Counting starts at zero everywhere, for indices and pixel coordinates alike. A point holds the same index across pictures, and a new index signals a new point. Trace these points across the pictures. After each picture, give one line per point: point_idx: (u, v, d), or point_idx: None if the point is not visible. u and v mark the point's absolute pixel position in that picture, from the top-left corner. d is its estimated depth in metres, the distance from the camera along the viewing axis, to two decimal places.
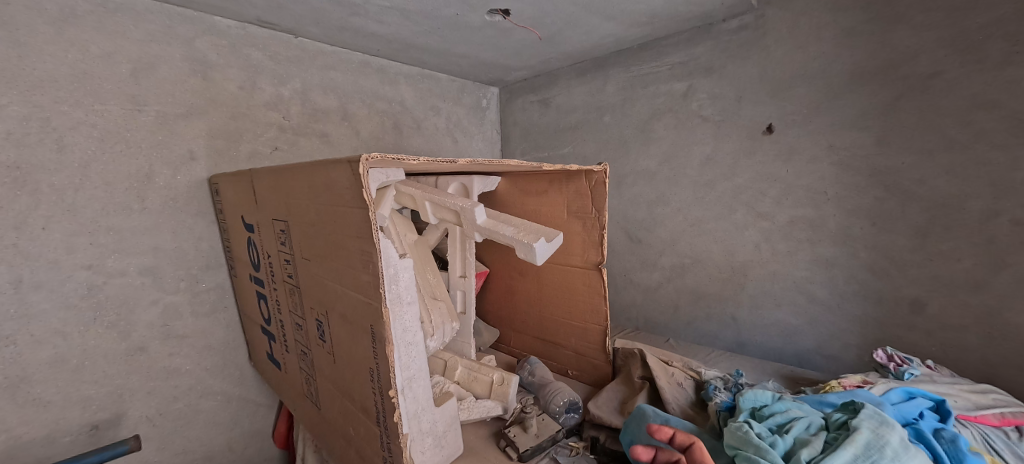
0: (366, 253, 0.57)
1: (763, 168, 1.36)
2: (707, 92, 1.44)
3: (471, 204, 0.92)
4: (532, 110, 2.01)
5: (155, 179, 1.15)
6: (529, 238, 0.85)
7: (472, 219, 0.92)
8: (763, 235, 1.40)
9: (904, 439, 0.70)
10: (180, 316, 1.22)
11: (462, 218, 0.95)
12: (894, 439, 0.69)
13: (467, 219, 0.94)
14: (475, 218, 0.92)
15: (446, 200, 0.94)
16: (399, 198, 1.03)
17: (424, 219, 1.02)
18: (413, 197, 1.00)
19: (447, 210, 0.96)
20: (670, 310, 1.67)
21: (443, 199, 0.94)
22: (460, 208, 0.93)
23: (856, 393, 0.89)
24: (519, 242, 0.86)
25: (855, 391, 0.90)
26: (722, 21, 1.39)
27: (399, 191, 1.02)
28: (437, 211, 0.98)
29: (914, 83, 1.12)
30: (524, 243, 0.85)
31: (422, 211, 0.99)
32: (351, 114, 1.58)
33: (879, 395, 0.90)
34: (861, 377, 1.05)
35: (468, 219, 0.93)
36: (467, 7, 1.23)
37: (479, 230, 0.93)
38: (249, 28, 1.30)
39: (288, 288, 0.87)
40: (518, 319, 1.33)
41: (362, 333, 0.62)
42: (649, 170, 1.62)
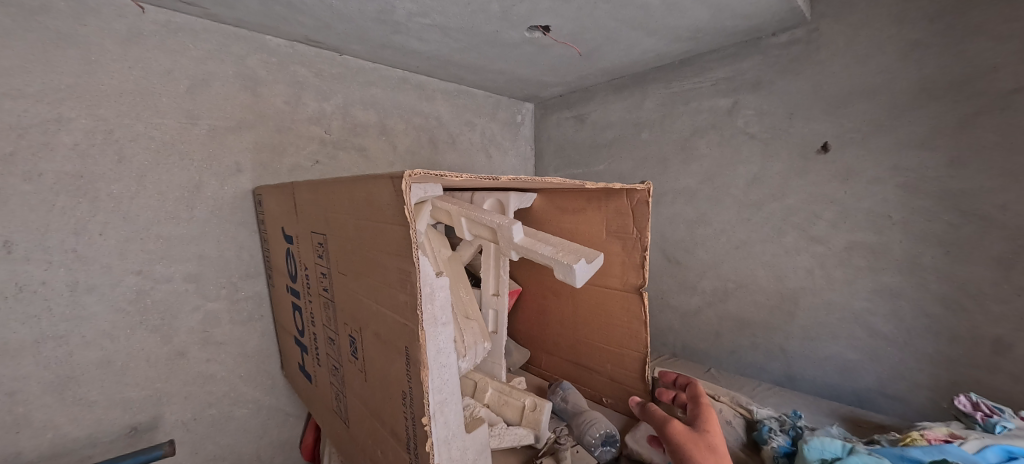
0: (405, 272, 0.55)
1: (817, 188, 1.27)
2: (754, 109, 1.37)
3: (509, 221, 0.90)
4: (567, 126, 1.99)
5: (204, 190, 1.19)
6: (568, 258, 0.81)
7: (509, 236, 0.89)
8: (817, 261, 1.30)
9: None
10: (219, 323, 1.25)
11: (498, 235, 0.93)
12: None
13: (503, 237, 0.91)
14: (512, 235, 0.89)
15: (483, 217, 0.92)
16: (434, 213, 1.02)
17: (459, 234, 1.00)
18: (449, 212, 0.98)
19: (484, 227, 0.94)
20: (710, 336, 1.58)
21: (480, 215, 0.92)
22: (497, 225, 0.91)
23: (943, 450, 0.85)
24: (558, 262, 0.82)
25: (943, 447, 0.85)
26: (771, 35, 1.33)
27: (435, 205, 1.01)
28: (473, 227, 0.96)
29: (994, 100, 1.02)
30: (563, 263, 0.81)
31: (458, 227, 0.97)
32: (389, 129, 1.60)
33: (973, 453, 0.84)
34: (947, 430, 0.96)
35: (504, 236, 0.91)
36: (507, 23, 1.23)
37: (515, 248, 0.90)
38: (297, 47, 1.35)
39: (323, 301, 0.87)
40: (551, 341, 1.28)
41: (396, 354, 0.60)
42: (689, 189, 1.56)
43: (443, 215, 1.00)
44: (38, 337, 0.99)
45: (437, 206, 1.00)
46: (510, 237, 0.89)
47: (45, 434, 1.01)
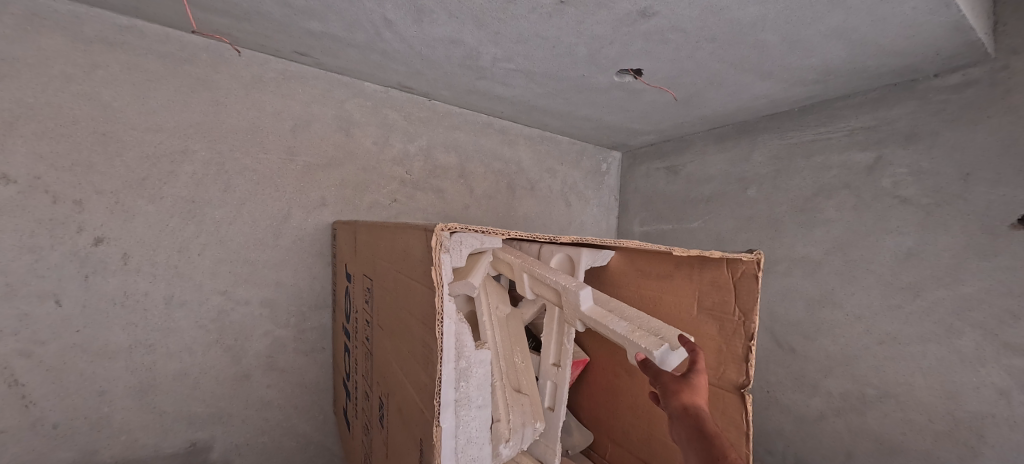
0: (427, 345, 0.45)
1: (1014, 277, 0.92)
2: (907, 166, 1.08)
3: (577, 284, 0.78)
4: (657, 177, 1.82)
5: (290, 220, 1.26)
6: (647, 341, 0.67)
7: (575, 302, 0.78)
8: (1017, 379, 0.92)
9: None
10: (284, 350, 1.27)
11: (562, 299, 0.81)
12: None
13: (567, 302, 0.80)
14: (577, 301, 0.77)
15: (548, 276, 0.82)
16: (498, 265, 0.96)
17: (520, 291, 0.90)
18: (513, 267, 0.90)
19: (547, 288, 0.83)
20: (838, 455, 1.20)
21: (544, 273, 0.83)
22: (562, 286, 0.80)
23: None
24: (631, 342, 0.69)
25: None
26: (933, 76, 1.05)
27: (500, 257, 0.94)
28: (536, 286, 0.87)
29: None
30: (638, 345, 0.67)
31: (520, 284, 0.88)
32: (468, 173, 1.60)
33: None
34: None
35: (569, 302, 0.79)
36: (595, 67, 1.15)
37: (579, 316, 0.78)
38: (392, 92, 1.42)
39: (365, 350, 0.81)
40: (620, 429, 1.06)
41: (412, 445, 0.49)
42: (811, 260, 1.26)
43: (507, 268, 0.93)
44: (133, 343, 1.08)
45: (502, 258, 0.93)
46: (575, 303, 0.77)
47: (121, 436, 1.08)
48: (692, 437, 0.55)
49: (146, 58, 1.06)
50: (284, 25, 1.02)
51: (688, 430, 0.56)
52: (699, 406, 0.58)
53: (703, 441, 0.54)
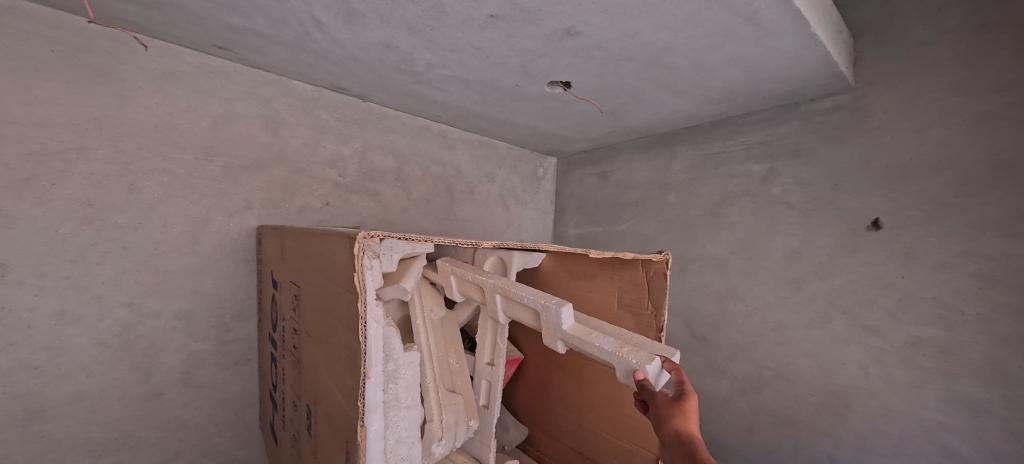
0: (351, 349, 0.46)
1: (869, 270, 1.11)
2: (792, 177, 1.26)
3: (557, 303, 0.77)
4: (590, 182, 1.93)
5: (209, 225, 1.17)
6: (636, 356, 0.68)
7: (557, 322, 0.76)
8: (872, 355, 1.10)
9: None
10: (203, 365, 1.18)
11: (543, 318, 0.79)
12: None
13: (548, 321, 0.78)
14: (559, 320, 0.75)
15: (524, 295, 0.80)
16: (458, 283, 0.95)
17: (494, 313, 0.88)
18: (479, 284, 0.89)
19: (524, 308, 0.81)
20: (742, 430, 1.36)
21: (519, 291, 0.80)
22: (542, 306, 0.78)
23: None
24: (620, 358, 0.69)
25: None
26: (811, 100, 1.23)
27: (459, 276, 0.93)
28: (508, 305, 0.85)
29: None
30: (630, 362, 0.67)
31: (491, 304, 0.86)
32: (406, 176, 1.59)
33: None
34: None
35: (551, 322, 0.77)
36: (527, 78, 1.20)
37: (563, 337, 0.76)
38: (323, 92, 1.38)
39: (292, 359, 0.79)
40: (551, 421, 1.13)
41: (338, 448, 0.50)
42: (720, 258, 1.41)
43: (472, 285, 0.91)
44: (13, 366, 0.95)
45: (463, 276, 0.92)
46: (559, 323, 0.75)
47: None
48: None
49: (31, 43, 0.94)
50: (200, 18, 0.96)
51: (676, 456, 0.52)
52: (693, 431, 0.54)
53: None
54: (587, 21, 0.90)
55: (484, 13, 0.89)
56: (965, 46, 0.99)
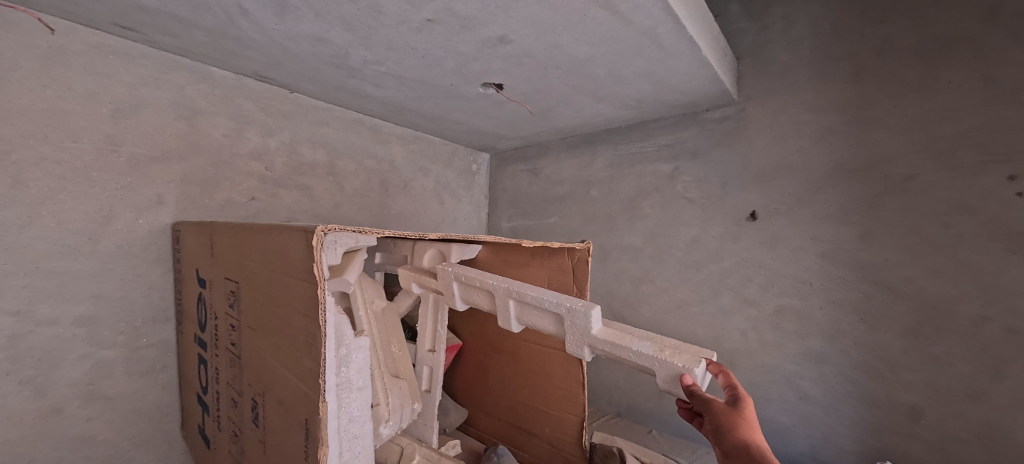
0: (310, 334, 0.50)
1: (748, 253, 1.34)
2: (692, 176, 1.46)
3: (589, 306, 0.79)
4: (521, 178, 2.03)
5: (115, 222, 1.06)
6: (681, 359, 0.72)
7: (586, 326, 0.78)
8: (751, 323, 1.35)
9: None
10: (111, 374, 1.08)
11: (566, 323, 0.81)
12: None
13: (574, 324, 0.80)
14: (588, 324, 0.78)
15: (546, 298, 0.82)
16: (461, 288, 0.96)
17: (506, 320, 0.88)
18: (490, 291, 0.89)
19: (547, 312, 0.82)
20: (655, 396, 1.49)
21: (541, 296, 0.81)
22: (568, 308, 0.80)
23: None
24: (661, 362, 0.73)
25: None
26: (706, 110, 1.45)
27: (463, 280, 0.93)
28: (524, 309, 0.86)
29: (892, 184, 1.11)
30: (674, 365, 0.72)
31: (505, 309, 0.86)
32: (338, 170, 1.56)
33: None
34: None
35: (577, 327, 0.79)
36: (462, 79, 1.26)
37: (592, 342, 0.79)
38: (245, 80, 1.31)
39: (230, 356, 0.79)
40: (489, 400, 1.21)
41: (295, 427, 0.54)
42: (635, 247, 1.60)
43: (483, 293, 0.91)
44: None
45: (469, 281, 0.93)
46: (588, 327, 0.77)
47: None
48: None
49: None
50: None
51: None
52: (754, 439, 0.63)
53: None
54: (518, 31, 0.98)
55: (421, 17, 0.93)
56: (814, 73, 1.24)
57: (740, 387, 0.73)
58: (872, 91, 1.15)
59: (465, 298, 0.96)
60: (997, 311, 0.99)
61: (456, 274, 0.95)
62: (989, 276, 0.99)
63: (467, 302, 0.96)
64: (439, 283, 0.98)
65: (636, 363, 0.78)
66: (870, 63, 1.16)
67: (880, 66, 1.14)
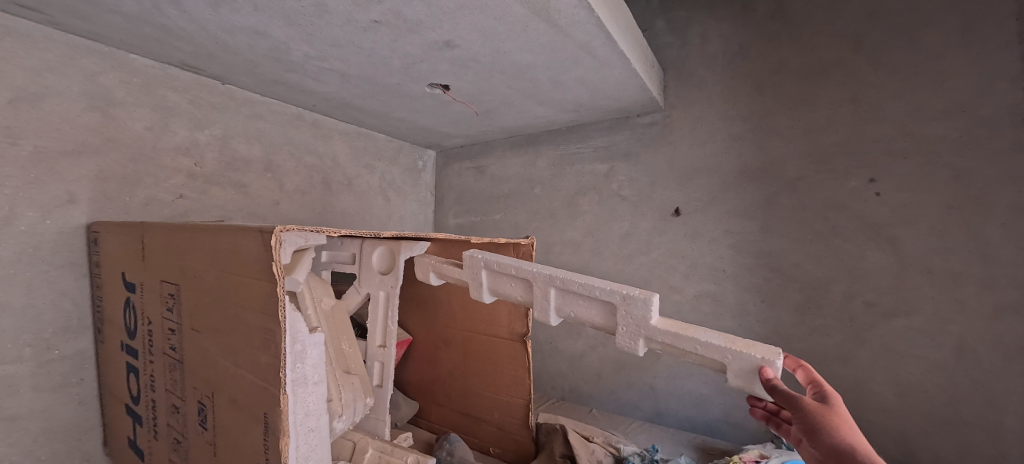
0: (268, 330, 0.52)
1: (673, 245, 1.50)
2: (625, 175, 1.60)
3: (648, 294, 0.72)
4: (467, 176, 2.07)
5: (16, 223, 0.96)
6: (760, 351, 0.64)
7: (643, 315, 0.72)
8: (676, 307, 1.51)
9: None
10: (14, 392, 0.97)
11: (619, 313, 0.74)
12: None
13: (627, 314, 0.73)
14: (646, 312, 0.71)
15: (594, 285, 0.76)
16: (491, 279, 0.91)
17: (548, 311, 0.83)
18: (530, 279, 0.85)
19: (598, 301, 0.76)
20: (594, 378, 1.62)
21: (591, 282, 0.76)
22: (622, 296, 0.74)
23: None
24: (734, 354, 0.65)
25: None
26: (636, 116, 1.59)
27: (495, 269, 0.89)
28: (566, 299, 0.81)
29: (785, 185, 1.31)
30: (751, 357, 0.64)
31: (545, 299, 0.81)
32: (276, 166, 1.50)
33: None
34: (759, 451, 1.08)
35: (632, 316, 0.73)
36: (409, 79, 1.28)
37: (650, 333, 0.71)
38: (170, 70, 1.22)
39: (169, 362, 0.76)
40: (440, 392, 1.25)
41: (253, 422, 0.55)
42: (576, 241, 1.71)
43: (520, 282, 0.87)
44: None
45: (503, 269, 0.88)
46: (647, 314, 0.71)
47: None
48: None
49: None
50: None
51: None
52: (857, 441, 0.53)
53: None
54: (464, 37, 1.03)
55: (368, 18, 0.95)
56: (726, 86, 1.42)
57: (828, 385, 0.63)
58: (771, 104, 1.34)
59: (497, 289, 0.91)
60: (861, 289, 1.21)
61: (489, 263, 0.90)
62: (855, 260, 1.22)
63: (500, 293, 0.91)
64: (467, 273, 0.94)
65: (701, 358, 0.70)
66: (769, 80, 1.35)
67: (776, 83, 1.33)
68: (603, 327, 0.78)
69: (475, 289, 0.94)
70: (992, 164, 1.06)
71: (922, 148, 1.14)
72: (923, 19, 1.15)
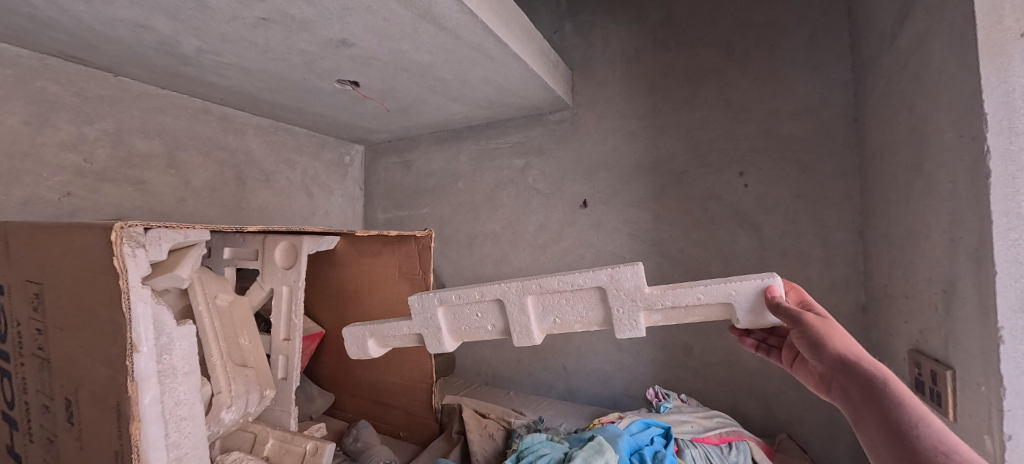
0: (116, 324, 0.55)
1: (581, 235, 1.62)
2: (539, 170, 1.69)
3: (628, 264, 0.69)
4: (394, 170, 2.09)
5: None
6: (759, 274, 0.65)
7: (635, 286, 0.69)
8: None
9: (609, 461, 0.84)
10: None
11: (611, 295, 0.70)
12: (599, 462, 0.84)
13: (619, 293, 0.69)
14: (637, 284, 0.68)
15: (574, 277, 0.71)
16: (450, 317, 0.83)
17: (534, 321, 0.76)
18: (499, 299, 0.77)
19: (584, 290, 0.72)
20: (513, 362, 1.72)
21: (570, 278, 0.71)
22: (608, 276, 0.69)
23: (605, 428, 1.01)
24: (737, 289, 0.64)
25: (606, 426, 1.03)
26: (548, 113, 1.68)
27: (456, 301, 0.80)
28: (548, 302, 0.75)
29: (673, 178, 1.45)
30: (754, 284, 0.63)
31: (526, 311, 0.75)
32: (180, 161, 1.45)
33: (623, 428, 1.03)
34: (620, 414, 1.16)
35: (625, 291, 0.69)
36: (314, 74, 1.29)
37: (649, 303, 0.69)
38: (50, 60, 1.16)
39: (38, 362, 0.75)
40: (352, 382, 1.30)
41: (108, 412, 0.58)
42: (496, 233, 1.79)
43: (487, 307, 0.79)
44: None
45: (464, 302, 0.80)
46: (639, 282, 0.68)
47: None
48: (870, 396, 0.49)
49: None
50: None
51: (857, 381, 0.51)
52: (858, 353, 0.53)
53: (890, 402, 0.47)
54: (358, 36, 1.05)
55: (254, 15, 0.95)
56: (624, 87, 1.54)
57: (819, 306, 0.66)
58: (661, 104, 1.47)
59: (463, 328, 0.82)
60: (733, 270, 1.38)
61: (446, 302, 0.82)
62: (729, 244, 1.38)
63: (467, 332, 0.82)
64: (416, 316, 0.84)
65: (707, 310, 0.68)
66: (659, 82, 1.48)
67: (665, 85, 1.47)
68: (598, 324, 0.73)
69: (434, 336, 0.84)
70: (830, 160, 1.24)
71: (778, 146, 1.31)
72: (779, 31, 1.31)
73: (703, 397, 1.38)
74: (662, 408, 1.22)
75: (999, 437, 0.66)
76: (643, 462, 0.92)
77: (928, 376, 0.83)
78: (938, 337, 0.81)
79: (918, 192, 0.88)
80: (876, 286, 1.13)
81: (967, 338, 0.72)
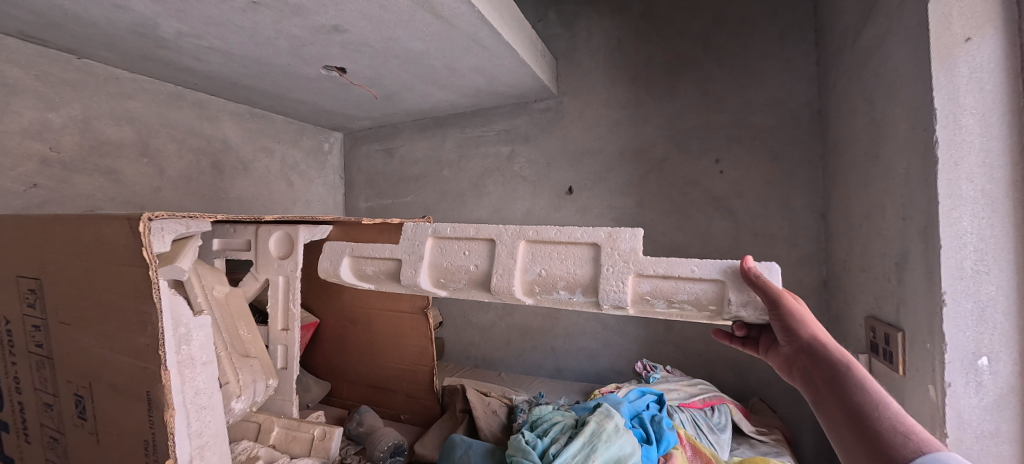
0: (146, 314, 0.57)
1: (567, 220, 1.67)
2: (526, 157, 1.73)
3: (630, 231, 0.71)
4: (376, 158, 2.07)
5: None
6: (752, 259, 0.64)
7: (631, 249, 0.71)
8: None
9: (619, 424, 0.92)
10: None
11: (604, 250, 0.72)
12: (610, 425, 0.91)
13: (613, 251, 0.71)
14: (633, 245, 0.70)
15: (575, 228, 0.74)
16: (437, 250, 0.85)
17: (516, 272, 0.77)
18: (492, 239, 0.80)
19: (574, 256, 0.75)
20: (502, 345, 1.77)
21: (567, 229, 0.75)
22: (607, 234, 0.72)
23: (606, 397, 1.10)
24: (730, 265, 0.65)
25: (607, 395, 1.11)
26: (533, 101, 1.71)
27: (444, 238, 0.84)
28: (537, 251, 0.76)
29: (654, 165, 1.53)
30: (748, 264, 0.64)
31: (514, 253, 0.77)
32: (154, 150, 1.38)
33: (622, 396, 1.12)
34: (616, 385, 1.25)
35: (620, 252, 0.71)
36: (300, 60, 1.26)
37: (640, 268, 0.70)
38: (5, 40, 1.07)
39: (35, 360, 0.73)
40: (350, 370, 1.32)
41: (135, 402, 0.59)
42: (483, 220, 1.82)
43: (479, 247, 0.82)
44: None
45: (455, 236, 0.83)
46: (635, 247, 0.70)
47: None
48: (835, 381, 0.55)
49: None
50: None
51: (823, 365, 0.57)
52: (824, 339, 0.60)
53: (855, 389, 0.53)
54: (352, 22, 1.04)
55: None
56: (608, 77, 1.59)
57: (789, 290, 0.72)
58: (643, 94, 1.54)
59: (447, 262, 0.84)
60: (710, 251, 1.48)
61: (439, 233, 0.85)
62: (706, 227, 1.48)
63: (450, 267, 0.84)
64: (405, 250, 0.87)
65: (695, 288, 0.68)
66: (641, 73, 1.54)
67: (647, 76, 1.53)
68: (582, 285, 0.74)
69: (414, 267, 0.85)
70: (797, 147, 1.35)
71: (750, 135, 1.41)
72: (751, 27, 1.40)
73: (684, 368, 1.49)
74: (651, 379, 1.32)
75: (941, 386, 0.77)
76: (643, 426, 1.01)
77: (881, 338, 0.95)
78: (891, 304, 0.93)
79: (876, 177, 0.98)
80: (836, 261, 1.25)
81: (916, 304, 0.83)
